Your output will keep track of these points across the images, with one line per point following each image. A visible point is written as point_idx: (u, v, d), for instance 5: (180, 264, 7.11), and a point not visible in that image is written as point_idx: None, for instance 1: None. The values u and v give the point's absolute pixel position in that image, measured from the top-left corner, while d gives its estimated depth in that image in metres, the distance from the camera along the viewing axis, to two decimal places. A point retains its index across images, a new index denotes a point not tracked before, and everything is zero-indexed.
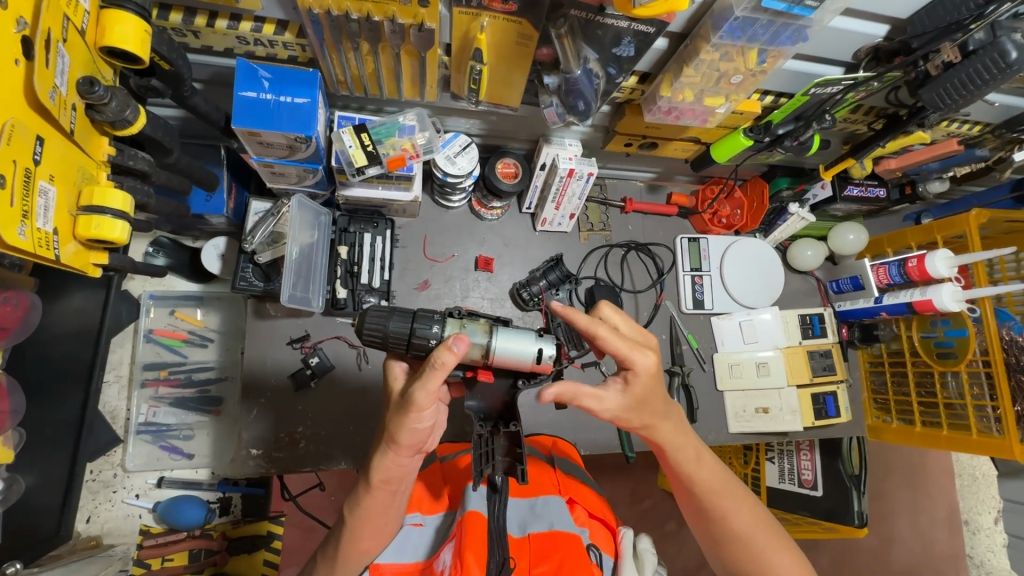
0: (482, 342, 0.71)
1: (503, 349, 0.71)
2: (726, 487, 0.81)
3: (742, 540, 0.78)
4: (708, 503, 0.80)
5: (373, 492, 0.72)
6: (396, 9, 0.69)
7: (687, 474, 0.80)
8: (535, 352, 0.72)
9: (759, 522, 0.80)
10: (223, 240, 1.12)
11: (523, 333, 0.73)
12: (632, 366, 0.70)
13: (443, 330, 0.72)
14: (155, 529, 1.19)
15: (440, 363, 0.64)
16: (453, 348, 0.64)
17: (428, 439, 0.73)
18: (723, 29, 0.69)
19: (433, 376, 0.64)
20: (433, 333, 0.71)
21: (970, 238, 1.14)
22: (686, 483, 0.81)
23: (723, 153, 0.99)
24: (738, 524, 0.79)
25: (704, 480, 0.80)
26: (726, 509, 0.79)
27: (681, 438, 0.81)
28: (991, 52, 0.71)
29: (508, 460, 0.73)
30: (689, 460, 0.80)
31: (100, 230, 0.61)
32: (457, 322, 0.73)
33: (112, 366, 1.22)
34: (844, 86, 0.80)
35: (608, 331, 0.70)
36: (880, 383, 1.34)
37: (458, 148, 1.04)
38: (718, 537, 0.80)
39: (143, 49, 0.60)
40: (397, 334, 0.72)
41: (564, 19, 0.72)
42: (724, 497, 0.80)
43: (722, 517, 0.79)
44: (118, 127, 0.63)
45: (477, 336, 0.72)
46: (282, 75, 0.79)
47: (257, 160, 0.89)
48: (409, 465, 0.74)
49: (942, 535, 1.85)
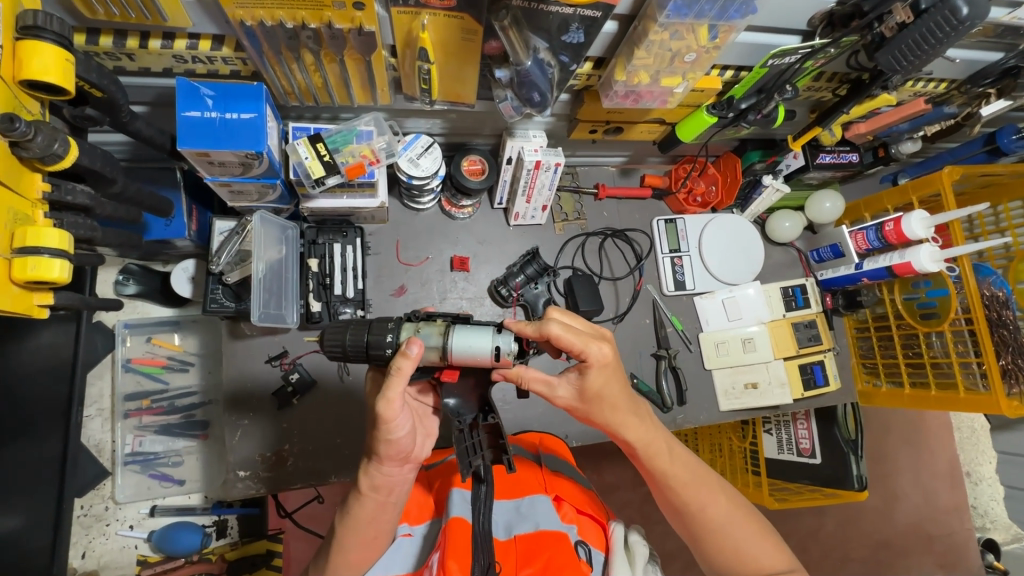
0: (438, 344, 0.69)
1: (459, 349, 0.68)
2: (701, 478, 0.81)
3: (716, 532, 0.79)
4: (683, 498, 0.80)
5: (363, 499, 0.72)
6: (332, 14, 0.66)
7: (660, 471, 0.80)
8: (491, 347, 0.68)
9: (735, 512, 0.80)
10: (192, 262, 1.10)
11: (480, 329, 0.70)
12: (586, 362, 0.71)
13: (398, 337, 0.71)
14: (153, 558, 1.17)
15: (397, 369, 0.65)
16: (408, 353, 0.65)
17: (411, 448, 0.73)
18: (668, 8, 0.67)
19: (392, 383, 0.66)
20: (388, 341, 0.71)
21: (946, 198, 1.12)
22: (661, 480, 0.80)
23: (688, 132, 0.97)
24: (714, 515, 0.79)
25: (678, 472, 0.80)
26: (702, 501, 0.79)
27: (650, 434, 0.81)
28: (942, 9, 0.69)
29: (494, 448, 0.73)
30: (661, 453, 0.80)
31: (37, 271, 0.59)
32: (413, 326, 0.71)
33: (93, 400, 1.20)
34: (800, 55, 0.80)
35: (561, 329, 0.68)
36: (867, 348, 1.35)
37: (421, 149, 1.02)
38: (693, 529, 0.80)
39: (66, 79, 0.58)
40: (354, 346, 0.72)
41: (506, 10, 0.70)
42: (700, 489, 0.80)
43: (699, 509, 0.79)
44: (48, 162, 0.60)
45: (432, 339, 0.70)
46: (226, 91, 0.77)
47: (211, 180, 0.87)
48: (396, 475, 0.73)
49: (945, 489, 1.87)
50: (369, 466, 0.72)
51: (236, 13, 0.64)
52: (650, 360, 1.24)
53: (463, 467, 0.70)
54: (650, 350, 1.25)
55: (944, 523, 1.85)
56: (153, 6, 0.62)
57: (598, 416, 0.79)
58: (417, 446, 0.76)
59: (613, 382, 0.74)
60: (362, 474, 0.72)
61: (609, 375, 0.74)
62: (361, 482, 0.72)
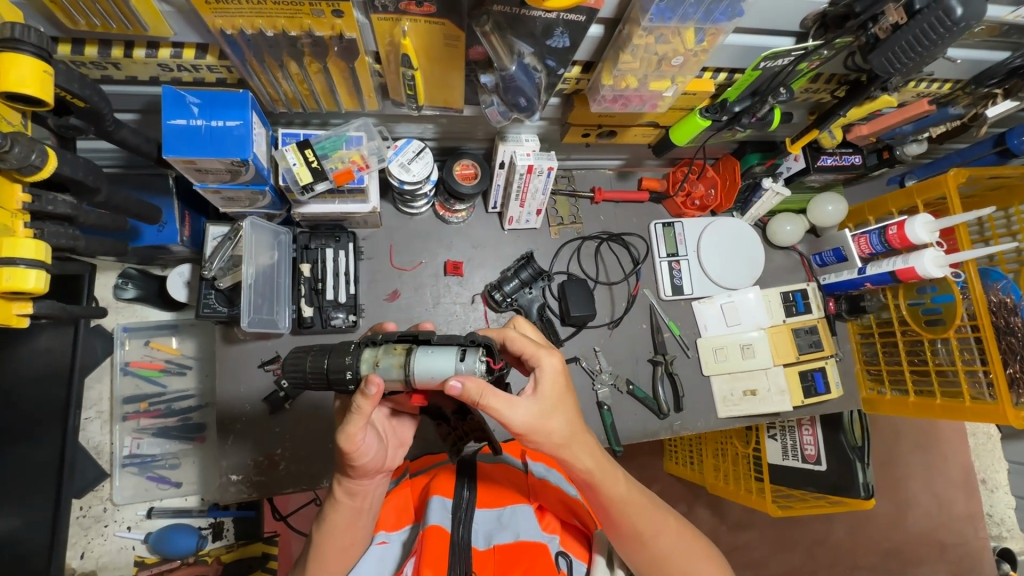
0: (399, 377, 0.63)
1: (422, 377, 0.62)
2: (652, 503, 0.71)
3: (669, 559, 0.69)
4: (637, 526, 0.68)
5: (343, 514, 0.71)
6: (311, 21, 0.66)
7: (616, 500, 0.68)
8: (454, 369, 0.61)
9: (684, 535, 0.72)
10: (188, 267, 1.11)
11: (441, 351, 0.62)
12: (538, 366, 0.66)
13: (358, 369, 0.66)
14: (149, 559, 1.19)
15: (359, 410, 0.63)
16: (367, 393, 0.61)
17: (383, 458, 0.72)
18: (651, 12, 0.65)
19: (355, 421, 0.64)
20: (348, 376, 0.66)
21: (951, 200, 1.09)
22: (615, 509, 0.68)
23: (682, 136, 0.96)
24: (667, 542, 0.69)
25: (633, 499, 0.69)
26: (656, 528, 0.69)
27: (603, 457, 0.69)
28: (935, 10, 0.67)
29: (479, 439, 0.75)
30: (617, 478, 0.68)
31: (12, 282, 0.60)
32: (371, 358, 0.65)
33: (92, 402, 1.22)
34: (794, 57, 0.78)
35: (516, 332, 0.70)
36: (871, 354, 1.32)
37: (412, 154, 1.01)
38: (643, 560, 0.70)
39: (44, 91, 0.58)
40: (315, 374, 0.67)
41: (487, 15, 0.68)
42: (654, 515, 0.70)
43: (653, 536, 0.69)
44: (26, 173, 0.60)
45: (392, 372, 0.63)
46: (211, 99, 0.77)
47: (201, 187, 0.87)
48: (370, 486, 0.73)
49: (959, 496, 1.83)
50: (348, 482, 0.70)
51: (215, 22, 0.64)
52: (646, 365, 1.23)
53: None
54: (646, 356, 1.24)
55: (957, 532, 1.80)
56: (134, 17, 0.62)
57: (551, 442, 0.64)
58: (388, 457, 0.75)
59: (568, 399, 0.66)
60: (340, 490, 0.72)
61: (565, 393, 0.66)
62: (337, 489, 0.72)
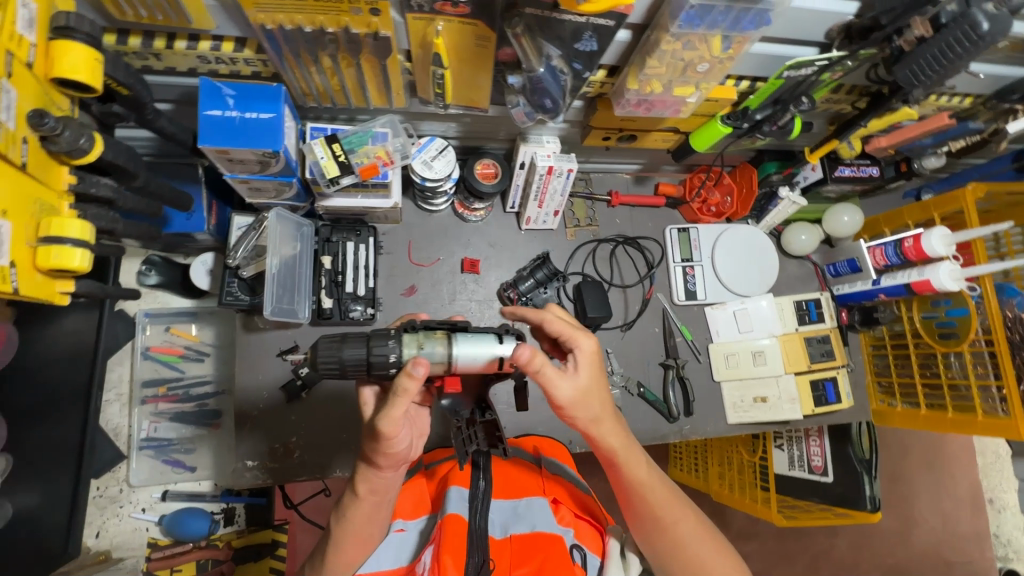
0: (442, 357, 0.68)
1: (464, 359, 0.68)
2: (673, 495, 0.73)
3: (687, 550, 0.70)
4: (655, 511, 0.72)
5: (361, 504, 0.72)
6: (349, 19, 0.68)
7: (637, 481, 0.72)
8: (494, 356, 0.69)
9: (705, 532, 0.72)
10: (211, 256, 1.14)
11: (481, 337, 0.70)
12: (576, 346, 0.68)
13: (402, 354, 0.67)
14: (163, 541, 1.21)
15: (403, 391, 0.63)
16: (414, 374, 0.62)
17: (409, 453, 0.72)
18: (681, 18, 0.67)
19: (399, 402, 0.64)
20: (392, 361, 0.67)
21: (969, 215, 1.10)
22: (636, 490, 0.72)
23: (701, 143, 0.97)
24: (685, 532, 0.71)
25: (652, 483, 0.72)
26: (673, 516, 0.72)
27: (627, 441, 0.73)
28: (962, 24, 0.69)
29: (491, 441, 0.74)
30: (639, 461, 0.72)
31: (60, 260, 0.62)
32: (415, 341, 0.68)
33: (112, 384, 1.24)
34: (817, 67, 0.79)
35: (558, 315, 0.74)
36: (883, 366, 1.32)
37: (435, 152, 1.03)
38: (660, 549, 0.72)
39: (94, 77, 0.60)
40: (354, 362, 0.67)
41: (519, 17, 0.70)
42: (673, 505, 0.72)
43: (670, 524, 0.71)
44: (75, 156, 0.63)
45: (437, 353, 0.68)
46: (247, 92, 0.79)
47: (231, 177, 0.90)
48: (390, 481, 0.73)
49: (965, 514, 1.82)
50: (368, 472, 0.71)
51: (257, 17, 0.66)
52: (657, 369, 1.23)
53: (461, 458, 0.72)
54: (657, 360, 1.24)
55: (962, 550, 1.79)
56: (179, 8, 0.64)
57: (583, 418, 0.69)
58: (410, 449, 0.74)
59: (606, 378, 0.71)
60: (360, 481, 0.72)
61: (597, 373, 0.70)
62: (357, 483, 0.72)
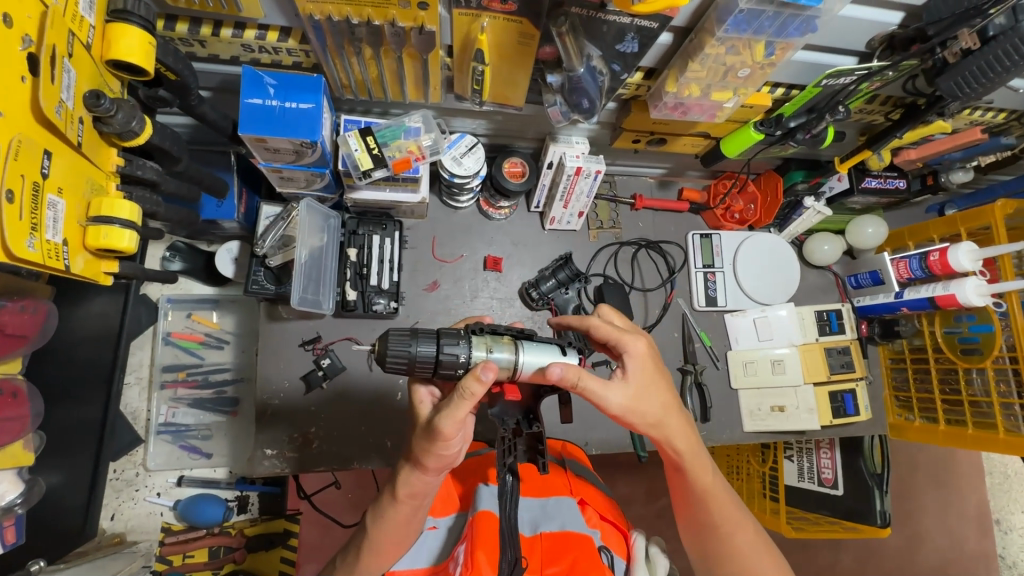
0: (510, 363, 0.70)
1: (530, 368, 0.71)
2: (733, 505, 0.80)
3: (740, 555, 0.78)
4: (715, 516, 0.79)
5: (396, 503, 0.72)
6: (396, 12, 0.69)
7: (702, 487, 0.79)
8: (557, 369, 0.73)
9: (760, 542, 0.79)
10: (236, 244, 1.14)
11: (547, 349, 0.73)
12: (626, 350, 0.73)
13: (471, 355, 0.69)
14: (176, 526, 1.22)
15: (469, 394, 0.63)
16: (482, 377, 0.63)
17: (455, 459, 0.72)
18: (727, 23, 0.67)
19: (461, 405, 0.64)
20: (461, 361, 0.69)
21: (996, 231, 1.10)
22: (699, 495, 0.79)
23: (733, 148, 0.96)
24: (741, 541, 0.79)
25: (715, 492, 0.79)
26: (732, 525, 0.79)
27: (695, 450, 0.79)
28: (1012, 37, 0.69)
29: (531, 452, 0.73)
30: (705, 470, 0.79)
31: (109, 239, 0.65)
32: (483, 343, 0.70)
33: (133, 368, 1.26)
34: (857, 76, 0.78)
35: (598, 320, 0.77)
36: (901, 380, 1.30)
37: (465, 149, 1.03)
38: (715, 550, 0.80)
39: (147, 61, 0.63)
40: (425, 358, 0.68)
41: (565, 17, 0.71)
42: (733, 515, 0.79)
43: (727, 531, 0.79)
44: (126, 138, 0.66)
45: (504, 358, 0.70)
46: (287, 82, 0.79)
47: (265, 166, 0.90)
48: (433, 482, 0.72)
49: (972, 533, 1.81)
50: (406, 474, 0.71)
51: (306, 7, 0.67)
52: (676, 374, 1.23)
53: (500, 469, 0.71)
54: (676, 364, 1.24)
55: (967, 569, 1.78)
56: None
57: (642, 424, 0.75)
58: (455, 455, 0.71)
59: (654, 380, 0.75)
60: (399, 476, 0.72)
61: (648, 376, 0.74)
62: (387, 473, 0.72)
